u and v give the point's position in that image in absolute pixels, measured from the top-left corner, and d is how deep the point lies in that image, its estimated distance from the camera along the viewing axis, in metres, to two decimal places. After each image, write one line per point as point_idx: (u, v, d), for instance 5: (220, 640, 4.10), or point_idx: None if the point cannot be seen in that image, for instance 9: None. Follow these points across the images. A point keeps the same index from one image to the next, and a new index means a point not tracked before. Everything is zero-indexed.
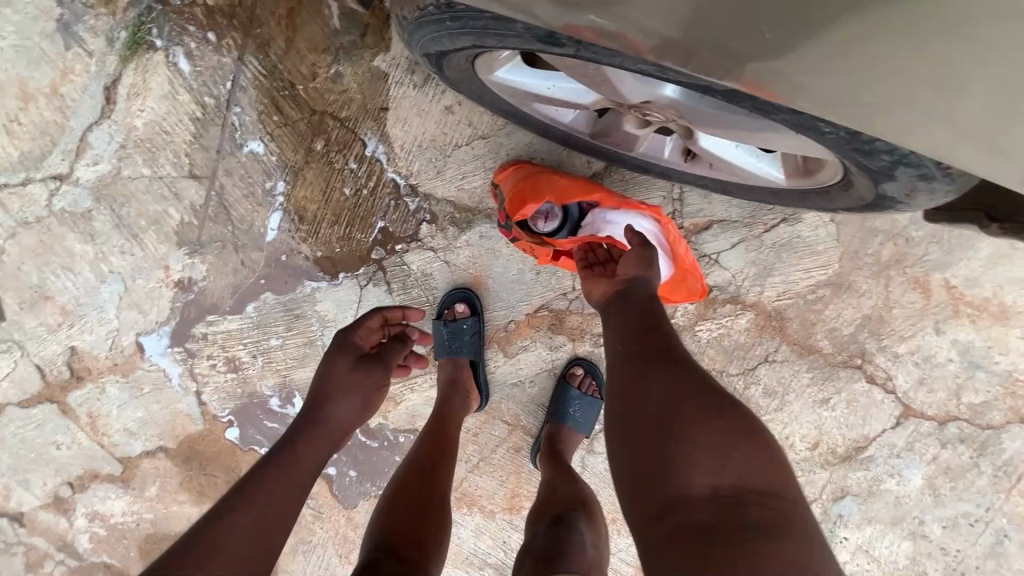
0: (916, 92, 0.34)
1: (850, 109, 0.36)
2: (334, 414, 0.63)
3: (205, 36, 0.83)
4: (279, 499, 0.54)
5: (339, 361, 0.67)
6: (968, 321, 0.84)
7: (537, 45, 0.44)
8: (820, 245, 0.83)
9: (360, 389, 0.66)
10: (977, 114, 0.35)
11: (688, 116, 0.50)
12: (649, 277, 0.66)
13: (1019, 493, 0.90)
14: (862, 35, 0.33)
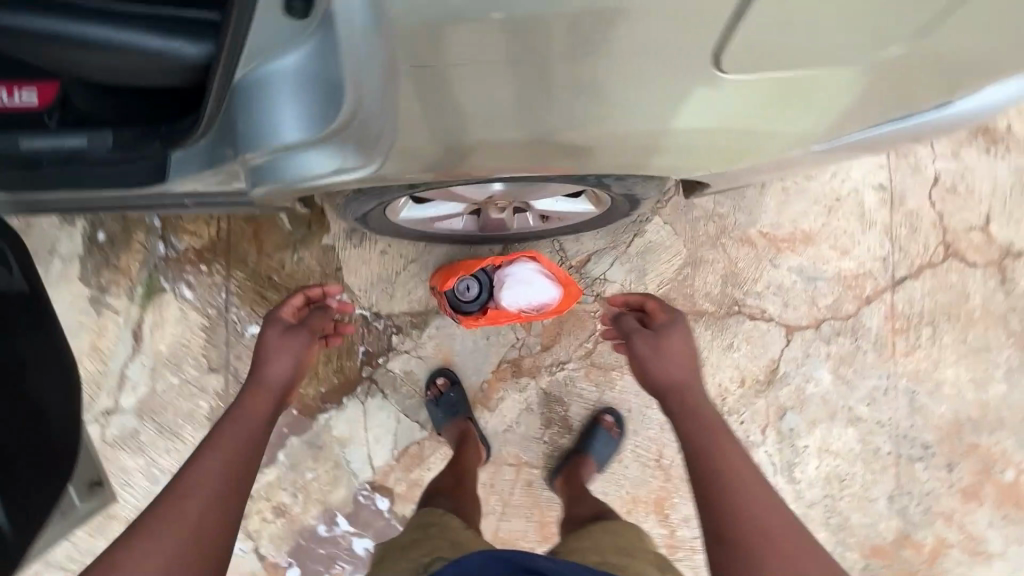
0: (629, 155, 0.60)
1: (596, 165, 0.62)
2: (269, 370, 0.78)
3: (199, 268, 1.14)
4: (246, 429, 0.71)
5: (270, 330, 0.82)
6: (789, 251, 1.17)
7: (413, 189, 0.70)
8: (668, 241, 1.16)
9: (283, 350, 0.80)
10: (668, 157, 0.61)
11: (516, 195, 0.82)
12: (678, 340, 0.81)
13: (900, 355, 1.16)
14: (590, 144, 0.57)
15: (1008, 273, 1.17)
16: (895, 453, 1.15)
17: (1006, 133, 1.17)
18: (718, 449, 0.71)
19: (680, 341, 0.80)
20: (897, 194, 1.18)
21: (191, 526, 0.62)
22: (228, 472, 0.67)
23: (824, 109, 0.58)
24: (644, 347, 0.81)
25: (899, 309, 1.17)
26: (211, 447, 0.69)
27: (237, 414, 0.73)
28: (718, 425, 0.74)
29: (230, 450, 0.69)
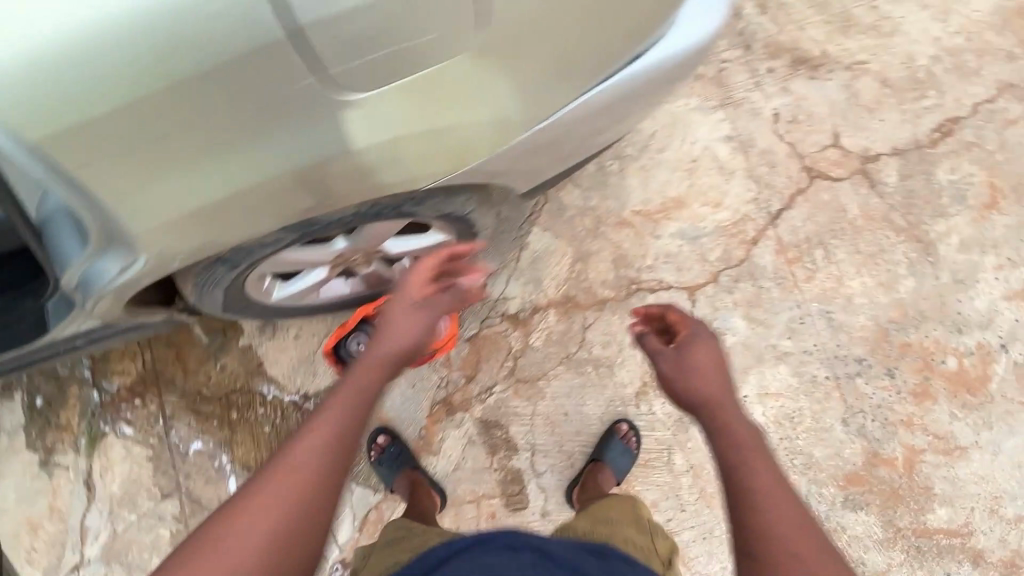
0: (361, 176, 0.64)
1: (345, 193, 0.66)
2: (380, 348, 0.67)
3: (132, 403, 1.20)
4: (344, 420, 0.59)
5: (413, 281, 0.73)
6: (665, 219, 1.23)
7: (239, 266, 0.76)
8: (552, 245, 1.22)
9: (409, 315, 0.70)
10: (399, 167, 0.65)
11: (363, 247, 0.88)
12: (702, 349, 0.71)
13: (803, 282, 1.19)
14: (308, 176, 0.61)
15: (873, 176, 1.23)
16: (834, 376, 1.15)
17: (821, 58, 1.27)
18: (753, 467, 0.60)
19: (706, 352, 0.71)
20: (746, 140, 1.25)
21: (268, 539, 0.52)
22: (318, 476, 0.56)
23: (485, 82, 0.62)
24: (666, 361, 0.71)
25: (787, 240, 1.21)
26: (309, 427, 0.58)
27: (343, 393, 0.62)
28: (753, 440, 0.63)
29: (329, 441, 0.57)
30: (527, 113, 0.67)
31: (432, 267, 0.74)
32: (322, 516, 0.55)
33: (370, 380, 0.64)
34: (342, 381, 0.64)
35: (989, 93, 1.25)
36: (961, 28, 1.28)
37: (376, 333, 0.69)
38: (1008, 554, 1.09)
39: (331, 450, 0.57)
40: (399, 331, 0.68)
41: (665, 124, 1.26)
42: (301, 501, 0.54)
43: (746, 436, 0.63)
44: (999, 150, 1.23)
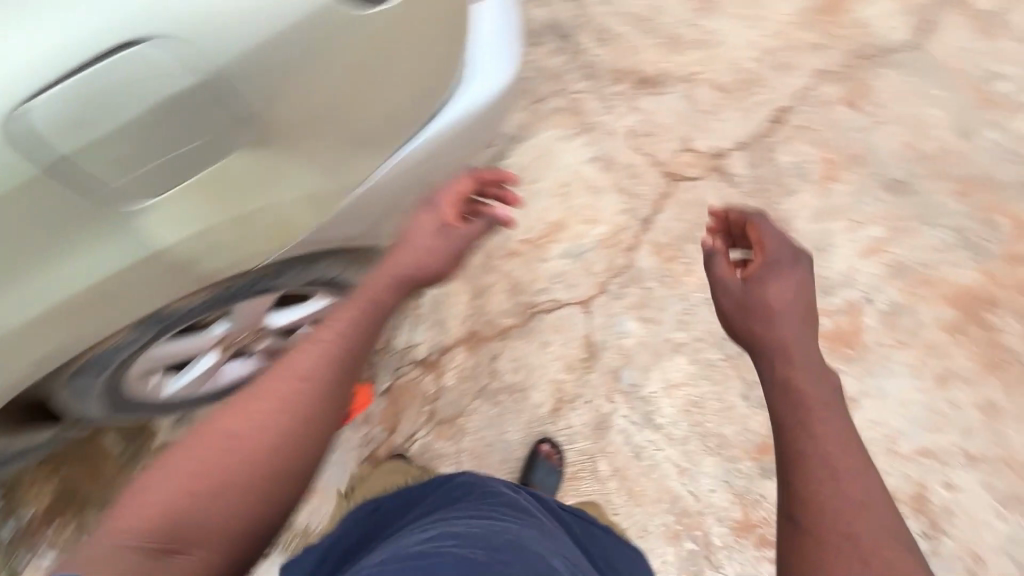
0: (190, 265, 0.70)
1: (179, 283, 0.72)
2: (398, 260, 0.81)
3: (46, 530, 1.15)
4: (352, 333, 0.73)
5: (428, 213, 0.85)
6: (550, 243, 1.31)
7: (106, 367, 0.79)
8: (449, 287, 1.28)
9: (417, 243, 0.82)
10: (224, 250, 0.72)
11: (242, 327, 0.91)
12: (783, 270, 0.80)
13: (683, 277, 1.29)
14: (136, 271, 0.68)
15: (726, 171, 1.36)
16: (726, 357, 1.24)
17: (660, 76, 1.41)
18: (813, 422, 0.68)
19: (785, 278, 0.80)
20: (608, 158, 1.36)
21: (285, 423, 0.66)
22: (328, 376, 0.70)
23: (280, 164, 0.71)
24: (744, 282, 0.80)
25: (661, 241, 1.31)
26: (318, 338, 0.72)
27: (354, 310, 0.75)
28: (826, 395, 0.70)
29: (338, 348, 0.71)
30: (328, 186, 0.76)
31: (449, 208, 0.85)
32: (335, 409, 0.70)
33: (380, 297, 0.78)
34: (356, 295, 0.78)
35: (809, 82, 1.41)
36: (774, 30, 1.44)
37: (390, 256, 0.82)
38: (913, 489, 1.18)
39: (340, 357, 0.71)
40: (410, 256, 0.81)
41: (534, 157, 1.36)
42: (314, 393, 0.68)
43: (816, 393, 0.70)
44: (828, 128, 1.38)
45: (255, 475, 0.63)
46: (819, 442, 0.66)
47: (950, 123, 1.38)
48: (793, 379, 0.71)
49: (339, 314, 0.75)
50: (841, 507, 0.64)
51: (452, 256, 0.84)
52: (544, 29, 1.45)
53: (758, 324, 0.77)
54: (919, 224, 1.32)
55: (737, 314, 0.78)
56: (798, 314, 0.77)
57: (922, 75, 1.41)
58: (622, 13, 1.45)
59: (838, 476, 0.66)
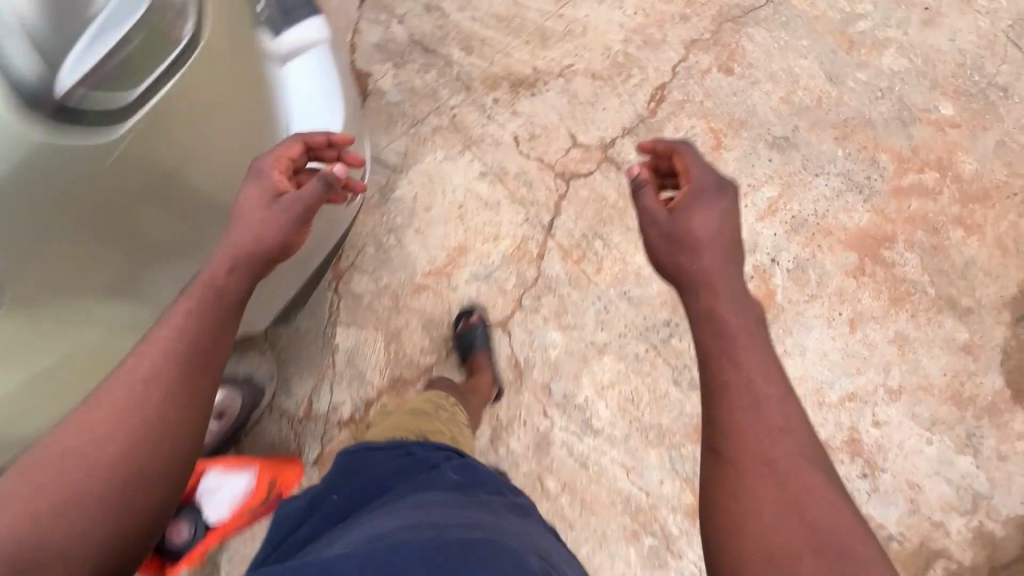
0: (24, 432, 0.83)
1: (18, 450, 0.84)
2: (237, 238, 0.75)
3: None
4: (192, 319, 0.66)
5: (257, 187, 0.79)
6: (456, 269, 1.27)
7: None
8: (360, 337, 1.22)
9: (252, 217, 0.76)
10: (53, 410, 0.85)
11: None
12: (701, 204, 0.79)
13: (595, 275, 1.27)
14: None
15: (618, 159, 1.33)
16: (652, 347, 1.23)
17: (534, 75, 1.37)
18: (737, 353, 0.67)
19: (705, 213, 0.79)
20: (499, 169, 1.32)
21: (135, 426, 0.60)
22: (177, 368, 0.64)
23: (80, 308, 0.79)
24: (662, 220, 0.80)
25: (566, 244, 1.28)
26: (156, 336, 0.65)
27: (192, 299, 0.68)
28: (748, 320, 0.70)
29: (180, 338, 0.64)
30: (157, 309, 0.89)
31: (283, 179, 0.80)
32: (195, 398, 0.64)
33: (222, 280, 0.71)
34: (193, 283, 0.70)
35: (681, 54, 1.40)
36: (638, 8, 1.42)
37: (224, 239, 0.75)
38: (846, 434, 1.22)
39: (187, 348, 0.65)
40: (245, 232, 0.75)
41: (423, 183, 1.31)
42: (164, 387, 0.62)
43: (737, 321, 0.69)
44: (707, 98, 1.38)
45: (105, 480, 0.58)
46: (740, 372, 0.65)
47: (820, 71, 1.40)
48: (715, 308, 0.70)
49: (176, 307, 0.67)
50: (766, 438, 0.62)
51: (297, 222, 0.77)
52: (408, 47, 1.38)
53: (684, 255, 0.77)
54: (808, 177, 1.34)
55: (664, 246, 0.78)
56: (722, 242, 0.77)
57: (787, 27, 1.42)
58: (485, 18, 1.40)
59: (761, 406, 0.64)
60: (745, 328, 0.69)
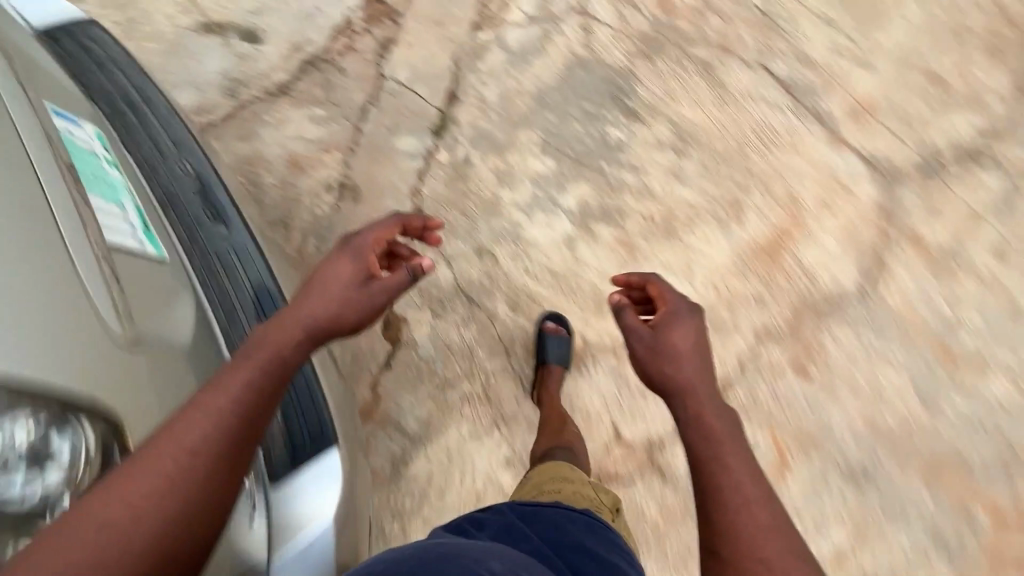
0: None
1: None
2: (311, 308, 0.78)
3: None
4: (250, 388, 0.69)
5: (340, 263, 0.82)
6: None
7: None
8: None
9: (333, 290, 0.79)
10: None
11: None
12: (681, 318, 0.85)
13: None
14: None
15: (664, 466, 1.18)
16: None
17: (583, 347, 1.24)
18: (726, 454, 0.73)
19: (687, 325, 0.85)
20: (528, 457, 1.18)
21: (163, 506, 0.61)
22: (225, 440, 0.66)
23: None
24: (651, 335, 0.84)
25: None
26: (207, 405, 0.66)
27: (251, 369, 0.70)
28: (726, 427, 0.75)
29: (233, 410, 0.67)
30: None
31: (371, 258, 0.84)
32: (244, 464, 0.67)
33: (285, 350, 0.74)
34: (266, 334, 0.75)
35: (751, 346, 1.26)
36: (709, 283, 1.30)
37: (298, 304, 0.78)
38: None
39: (238, 424, 0.67)
40: (322, 304, 0.78)
41: (441, 461, 1.18)
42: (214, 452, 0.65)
43: (720, 426, 0.75)
44: (775, 403, 1.22)
45: (120, 535, 0.59)
46: (726, 472, 0.71)
47: (911, 390, 1.23)
48: (703, 414, 0.76)
49: (235, 375, 0.69)
50: (759, 533, 0.67)
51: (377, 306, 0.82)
52: (451, 293, 1.27)
53: (671, 363, 0.81)
54: (886, 524, 1.15)
55: (649, 361, 0.82)
56: (701, 354, 0.82)
57: (876, 329, 1.27)
58: (540, 272, 1.29)
59: (752, 505, 0.69)
60: (725, 428, 0.75)
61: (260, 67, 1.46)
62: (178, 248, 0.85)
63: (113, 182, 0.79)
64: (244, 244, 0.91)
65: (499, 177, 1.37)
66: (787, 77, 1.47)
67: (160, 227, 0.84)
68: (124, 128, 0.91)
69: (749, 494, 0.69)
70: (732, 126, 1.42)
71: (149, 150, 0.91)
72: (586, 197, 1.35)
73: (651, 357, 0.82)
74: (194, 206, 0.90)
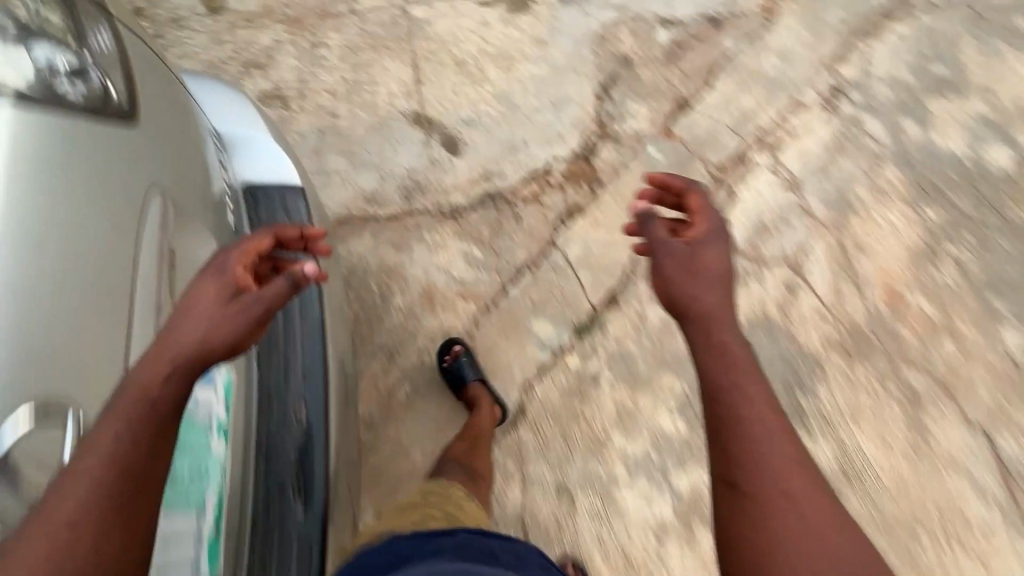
0: None
1: None
2: (177, 340, 0.63)
3: None
4: (119, 444, 0.58)
5: (202, 285, 0.67)
6: None
7: None
8: None
9: (198, 321, 0.65)
10: None
11: None
12: (709, 236, 0.80)
13: None
14: None
15: None
16: None
17: None
18: (741, 384, 0.69)
19: (721, 241, 0.79)
20: None
21: None
22: (96, 503, 0.56)
23: None
24: (677, 259, 0.77)
25: None
26: (77, 472, 0.57)
27: (122, 421, 0.59)
28: (747, 361, 0.71)
29: (110, 474, 0.57)
30: None
31: (237, 271, 0.69)
32: (126, 522, 0.57)
33: (158, 391, 0.61)
34: (121, 396, 0.60)
35: None
36: None
37: (161, 342, 0.64)
38: None
39: (111, 480, 0.57)
40: (187, 342, 0.64)
41: None
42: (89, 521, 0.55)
43: (738, 355, 0.71)
44: None
45: None
46: (742, 398, 0.67)
47: None
48: (727, 343, 0.71)
49: (105, 426, 0.58)
50: (771, 469, 0.64)
51: (257, 325, 0.68)
52: (512, 521, 1.16)
53: (699, 284, 0.75)
54: None
55: (677, 278, 0.75)
56: (731, 284, 0.77)
57: None
58: (612, 550, 1.13)
59: (764, 441, 0.66)
60: (738, 354, 0.71)
61: (445, 180, 1.42)
62: (249, 522, 0.78)
63: (205, 455, 0.73)
64: (313, 530, 0.85)
65: (619, 415, 1.20)
66: (1013, 463, 1.16)
67: (236, 489, 0.76)
68: (265, 351, 0.86)
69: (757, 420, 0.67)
70: (915, 493, 1.16)
71: (278, 379, 0.86)
72: (701, 486, 1.16)
73: (681, 276, 0.75)
74: (286, 469, 0.84)
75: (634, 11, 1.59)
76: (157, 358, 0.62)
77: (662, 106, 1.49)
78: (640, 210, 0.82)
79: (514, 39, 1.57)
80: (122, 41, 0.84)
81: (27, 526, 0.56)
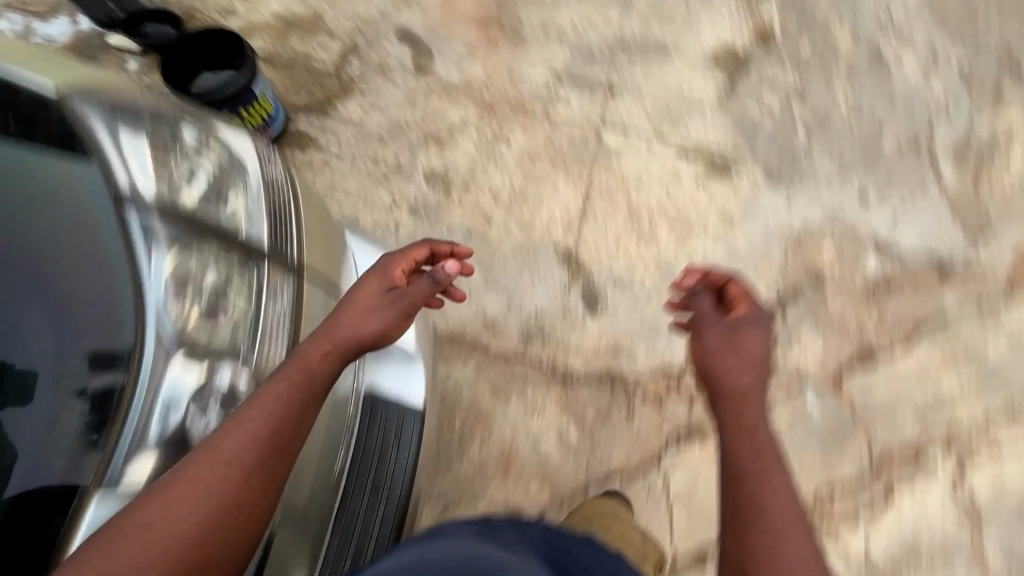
0: None
1: None
2: (342, 322, 0.79)
3: None
4: (284, 400, 0.71)
5: (370, 285, 0.84)
6: None
7: None
8: None
9: (361, 307, 0.81)
10: None
11: None
12: (749, 322, 0.84)
13: None
14: None
15: None
16: None
17: None
18: (748, 436, 0.76)
19: (756, 332, 0.83)
20: None
21: (195, 518, 0.65)
22: (254, 450, 0.69)
23: None
24: (715, 339, 0.84)
25: None
26: (243, 420, 0.70)
27: (284, 384, 0.72)
28: (764, 436, 0.76)
29: (266, 428, 0.70)
30: None
31: (396, 275, 0.87)
32: (273, 466, 0.70)
33: (314, 364, 0.75)
34: (287, 363, 0.74)
35: None
36: None
37: (328, 321, 0.80)
38: None
39: (267, 434, 0.69)
40: (349, 325, 0.79)
41: None
42: (245, 466, 0.68)
43: (753, 420, 0.77)
44: None
45: (169, 540, 0.63)
46: (743, 445, 0.75)
47: None
48: (743, 418, 0.77)
49: (268, 389, 0.72)
50: (774, 539, 0.67)
51: (401, 317, 0.85)
52: None
53: (728, 359, 0.81)
54: None
55: (713, 354, 0.82)
56: (762, 366, 0.81)
57: None
58: None
59: (764, 482, 0.72)
60: (749, 417, 0.77)
61: (571, 339, 1.31)
62: None
63: None
64: None
65: None
66: None
67: None
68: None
69: (758, 470, 0.72)
70: None
71: None
72: None
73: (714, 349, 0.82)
74: None
75: (848, 222, 1.38)
76: (321, 335, 0.77)
77: (842, 350, 1.28)
78: (688, 287, 0.92)
79: (700, 205, 1.42)
80: (298, 303, 0.82)
81: (183, 465, 0.67)
